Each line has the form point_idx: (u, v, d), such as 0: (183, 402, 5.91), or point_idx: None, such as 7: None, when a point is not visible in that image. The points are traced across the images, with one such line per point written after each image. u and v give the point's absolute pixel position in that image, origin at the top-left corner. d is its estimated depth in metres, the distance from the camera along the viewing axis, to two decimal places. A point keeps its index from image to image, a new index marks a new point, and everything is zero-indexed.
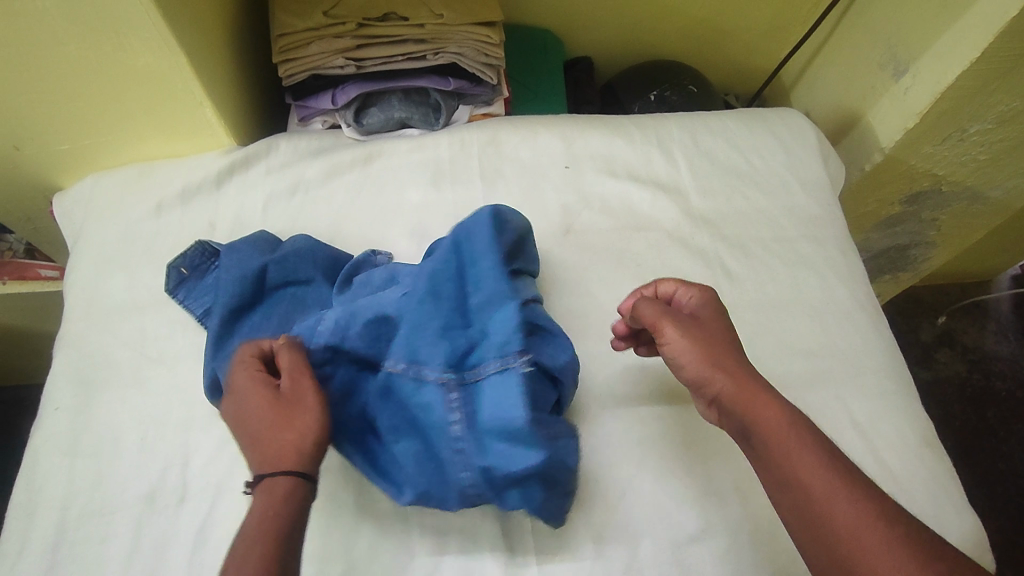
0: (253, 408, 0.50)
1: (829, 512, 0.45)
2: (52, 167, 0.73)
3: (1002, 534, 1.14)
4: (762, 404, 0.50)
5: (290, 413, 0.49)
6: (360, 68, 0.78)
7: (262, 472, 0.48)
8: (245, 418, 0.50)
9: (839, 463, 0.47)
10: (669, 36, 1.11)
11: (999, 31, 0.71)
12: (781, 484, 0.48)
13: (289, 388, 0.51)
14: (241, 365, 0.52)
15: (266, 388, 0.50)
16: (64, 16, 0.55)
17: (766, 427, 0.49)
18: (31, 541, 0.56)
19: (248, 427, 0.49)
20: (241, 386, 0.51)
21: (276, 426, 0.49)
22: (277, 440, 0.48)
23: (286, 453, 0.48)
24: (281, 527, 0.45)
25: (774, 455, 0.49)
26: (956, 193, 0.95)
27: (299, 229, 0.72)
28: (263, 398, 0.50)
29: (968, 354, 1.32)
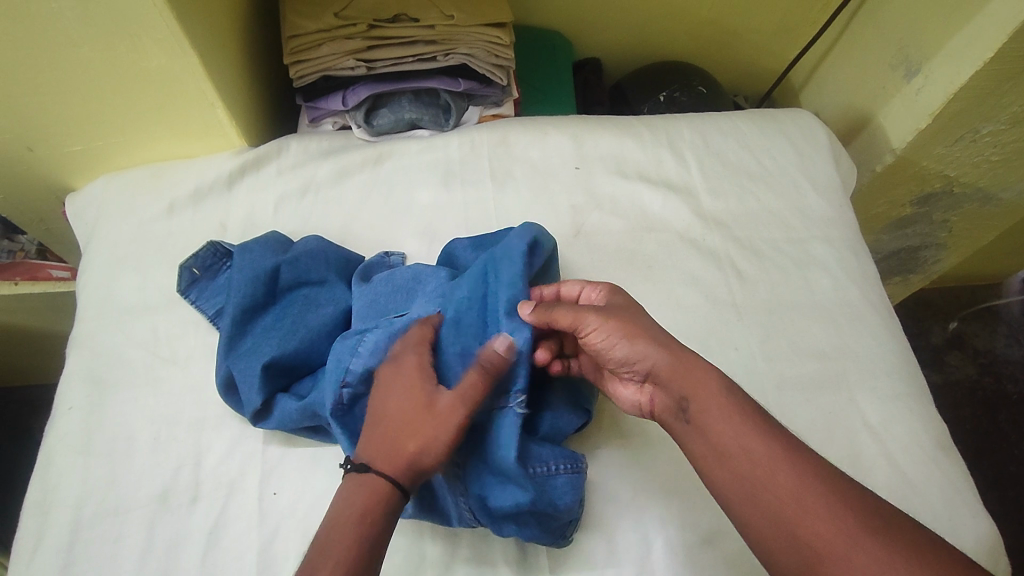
0: (406, 399, 0.51)
1: (770, 484, 0.45)
2: (65, 168, 0.73)
3: (1015, 538, 1.13)
4: (697, 375, 0.50)
5: (428, 428, 0.50)
6: (371, 69, 0.78)
7: (371, 459, 0.50)
8: (389, 398, 0.52)
9: (773, 431, 0.47)
10: (679, 37, 1.11)
11: (1014, 31, 0.70)
12: (718, 460, 0.47)
13: (441, 401, 0.51)
14: (410, 348, 0.54)
15: (425, 389, 0.52)
16: (79, 18, 0.56)
17: (702, 400, 0.49)
18: (45, 540, 0.56)
19: (386, 410, 0.52)
20: (407, 370, 0.53)
21: (412, 429, 0.50)
22: (402, 443, 0.50)
23: (400, 459, 0.49)
24: (366, 530, 0.47)
25: (709, 431, 0.48)
26: (967, 194, 0.94)
27: (310, 229, 0.72)
28: (415, 396, 0.51)
29: (979, 357, 1.31)
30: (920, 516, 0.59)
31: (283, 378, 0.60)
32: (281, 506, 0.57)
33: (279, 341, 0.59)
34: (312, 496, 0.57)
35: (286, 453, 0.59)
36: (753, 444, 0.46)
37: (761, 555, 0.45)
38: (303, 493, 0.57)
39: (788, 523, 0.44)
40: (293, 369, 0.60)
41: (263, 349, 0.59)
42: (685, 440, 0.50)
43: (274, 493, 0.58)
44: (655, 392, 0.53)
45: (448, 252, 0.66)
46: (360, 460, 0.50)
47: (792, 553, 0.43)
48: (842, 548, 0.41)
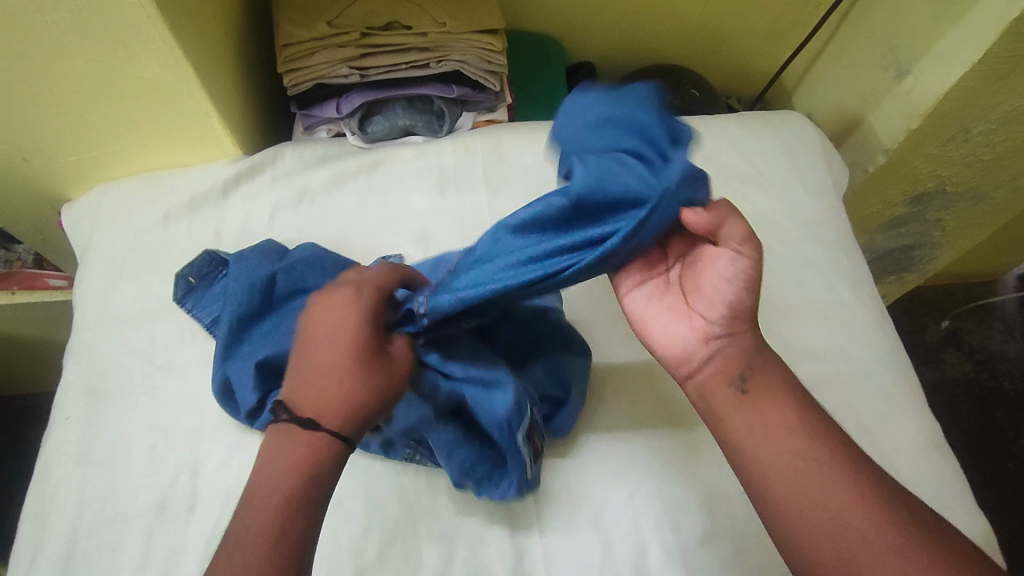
0: (354, 349, 0.48)
1: (815, 469, 0.45)
2: (60, 179, 0.73)
3: (1012, 535, 1.14)
4: (768, 360, 0.50)
5: (386, 385, 0.48)
6: (364, 77, 0.79)
7: (321, 413, 0.47)
8: (335, 347, 0.48)
9: (820, 423, 0.48)
10: (671, 40, 1.12)
11: (1003, 31, 0.71)
12: (766, 440, 0.47)
13: (399, 359, 0.50)
14: (370, 296, 0.51)
15: (374, 340, 0.49)
16: (73, 30, 0.56)
17: (764, 376, 0.49)
18: (44, 548, 0.56)
19: (331, 361, 0.48)
20: (350, 318, 0.49)
21: (367, 383, 0.48)
22: (355, 396, 0.47)
23: (354, 414, 0.47)
24: (308, 490, 0.45)
25: (762, 408, 0.48)
26: (959, 193, 0.95)
27: (305, 237, 0.72)
28: (368, 346, 0.48)
29: (974, 355, 1.32)
30: None
31: (278, 381, 0.59)
32: None
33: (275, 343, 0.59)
34: None
35: None
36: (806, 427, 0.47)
37: (790, 536, 0.45)
38: None
39: (830, 510, 0.44)
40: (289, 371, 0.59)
41: (258, 352, 0.59)
42: (731, 413, 0.49)
43: None
44: (714, 353, 0.50)
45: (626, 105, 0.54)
46: (307, 416, 0.47)
47: (829, 538, 0.43)
48: (876, 541, 0.42)
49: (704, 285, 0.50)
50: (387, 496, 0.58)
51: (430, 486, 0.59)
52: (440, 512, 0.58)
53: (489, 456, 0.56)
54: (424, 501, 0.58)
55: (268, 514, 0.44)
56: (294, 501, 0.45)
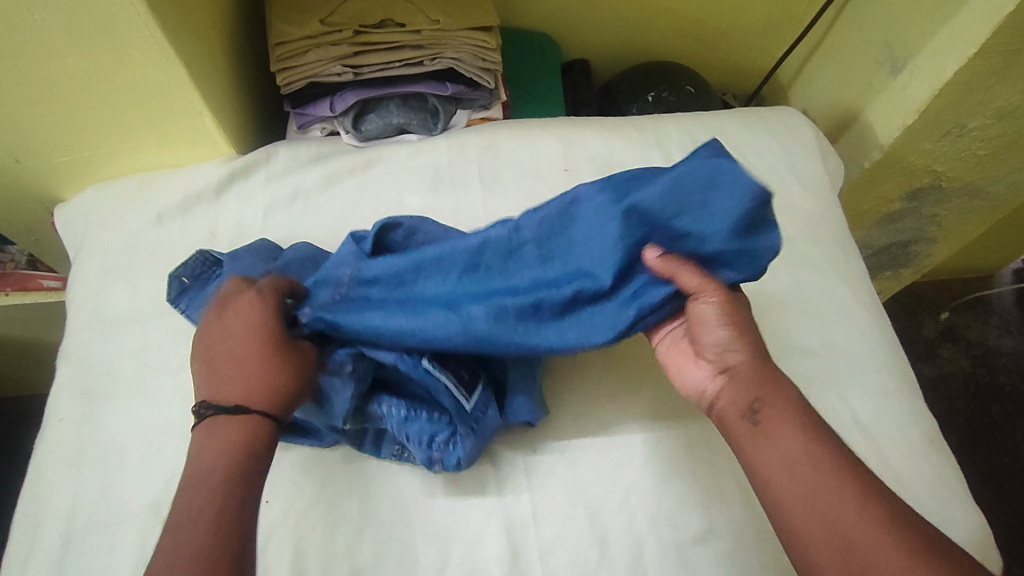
0: (263, 340, 0.51)
1: (830, 493, 0.45)
2: (52, 179, 0.73)
3: (1008, 530, 1.14)
4: (781, 387, 0.50)
5: (300, 368, 0.51)
6: (358, 74, 0.79)
7: (244, 401, 0.49)
8: (243, 342, 0.51)
9: (837, 448, 0.47)
10: (666, 36, 1.11)
11: (998, 26, 0.70)
12: (781, 466, 0.47)
13: (305, 344, 0.54)
14: (269, 294, 0.54)
15: (278, 331, 0.52)
16: (63, 30, 0.56)
17: (776, 404, 0.49)
18: (38, 551, 0.56)
19: (243, 354, 0.50)
20: (256, 313, 0.52)
21: (282, 368, 0.50)
22: (273, 380, 0.50)
23: (277, 396, 0.50)
24: (248, 477, 0.47)
25: (777, 432, 0.48)
26: (955, 188, 0.95)
27: (299, 236, 0.72)
28: (276, 337, 0.52)
29: (971, 350, 1.32)
30: None
31: None
32: (272, 514, 0.57)
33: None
34: (302, 503, 0.57)
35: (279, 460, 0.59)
36: (820, 454, 0.46)
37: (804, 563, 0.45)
38: (295, 500, 0.57)
39: (843, 534, 0.43)
40: None
41: None
42: (747, 443, 0.49)
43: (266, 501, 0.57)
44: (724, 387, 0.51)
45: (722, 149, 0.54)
46: (232, 405, 0.49)
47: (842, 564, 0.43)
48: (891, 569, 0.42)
49: (700, 333, 0.52)
50: (382, 495, 0.58)
51: (425, 486, 0.58)
52: (435, 512, 0.57)
53: (442, 421, 0.56)
54: (420, 501, 0.58)
55: (210, 505, 0.45)
56: (234, 490, 0.46)
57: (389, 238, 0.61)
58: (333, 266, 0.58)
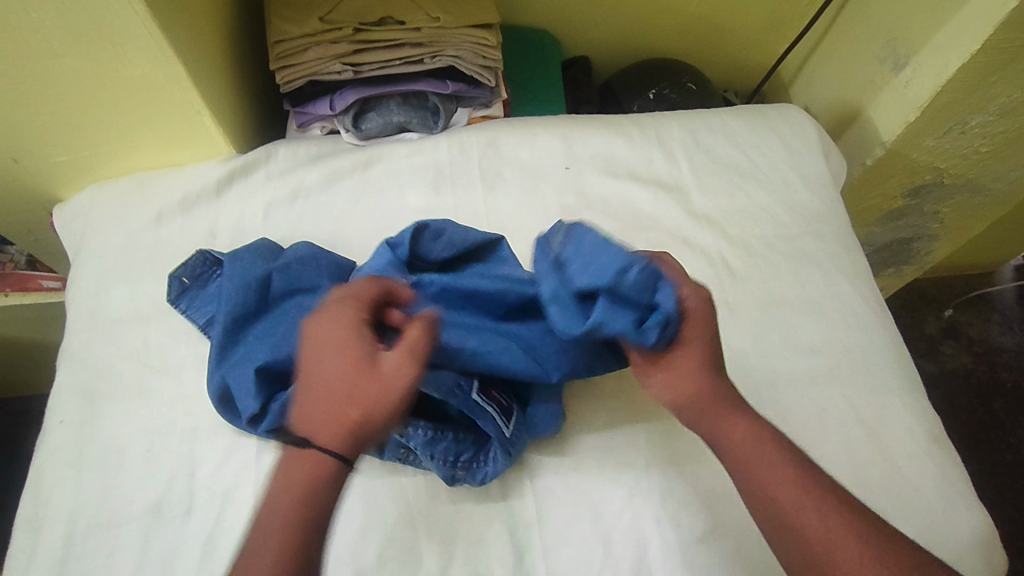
0: (337, 364, 0.48)
1: (803, 509, 0.47)
2: (51, 179, 0.73)
3: (1011, 526, 1.14)
4: (729, 421, 0.51)
5: (371, 397, 0.47)
6: (358, 72, 0.78)
7: (310, 433, 0.47)
8: (319, 365, 0.48)
9: (800, 461, 0.49)
10: (667, 34, 1.11)
11: (1001, 22, 0.70)
12: (751, 489, 0.49)
13: (389, 364, 0.47)
14: (351, 305, 0.50)
15: (355, 350, 0.48)
16: (60, 29, 0.55)
17: (732, 440, 0.50)
18: (39, 554, 0.56)
19: (317, 377, 0.48)
20: (336, 332, 0.49)
21: (350, 397, 0.47)
22: (340, 411, 0.47)
23: (345, 431, 0.47)
24: (305, 520, 0.46)
25: (742, 455, 0.50)
26: (957, 185, 0.95)
27: (300, 236, 0.71)
28: (353, 359, 0.48)
29: (973, 346, 1.32)
30: (914, 512, 0.60)
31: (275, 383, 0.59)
32: None
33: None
34: None
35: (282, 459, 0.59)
36: (782, 487, 0.48)
37: None
38: None
39: (819, 547, 0.46)
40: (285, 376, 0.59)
41: (256, 354, 0.58)
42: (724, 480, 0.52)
43: None
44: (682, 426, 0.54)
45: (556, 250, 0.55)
46: (300, 437, 0.48)
47: None
48: None
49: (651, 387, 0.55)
50: (385, 496, 0.58)
51: (430, 488, 0.58)
52: (439, 513, 0.57)
53: (467, 441, 0.57)
54: (424, 502, 0.57)
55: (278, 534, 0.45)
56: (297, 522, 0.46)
57: (421, 243, 0.62)
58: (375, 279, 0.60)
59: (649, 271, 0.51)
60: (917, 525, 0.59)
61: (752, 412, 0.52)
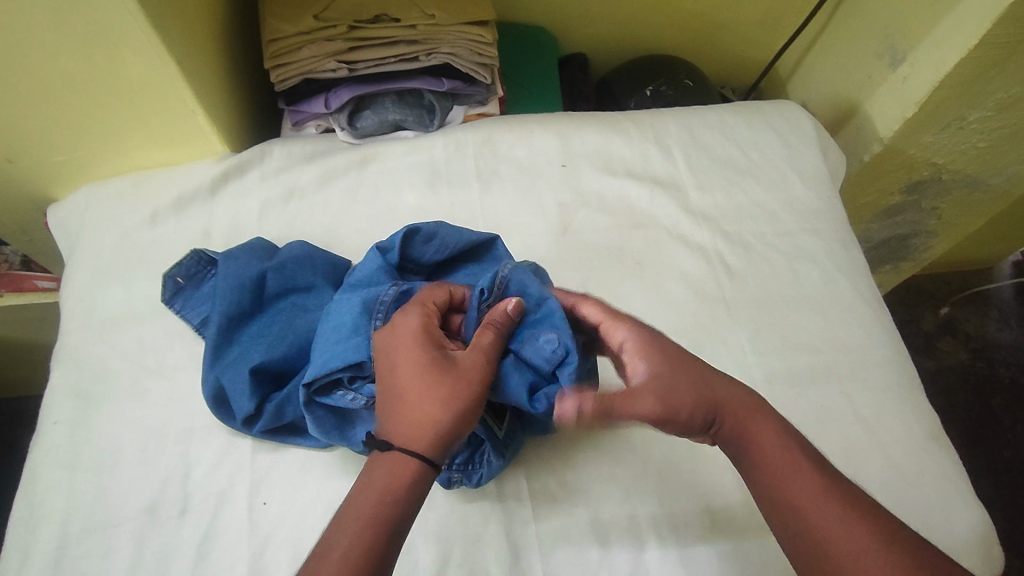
0: (416, 363, 0.50)
1: (829, 518, 0.46)
2: (45, 179, 0.72)
3: (1008, 522, 1.14)
4: (755, 425, 0.51)
5: (453, 392, 0.49)
6: (353, 70, 0.78)
7: (392, 434, 0.48)
8: (396, 366, 0.50)
9: (824, 468, 0.49)
10: (664, 30, 1.10)
11: (999, 17, 0.70)
12: (777, 497, 0.48)
13: (465, 362, 0.50)
14: (416, 308, 0.53)
15: (432, 349, 0.50)
16: (53, 29, 0.55)
17: (757, 444, 0.50)
18: (33, 556, 0.55)
19: (395, 379, 0.50)
20: (409, 332, 0.51)
21: (431, 393, 0.48)
22: (422, 408, 0.48)
23: (424, 430, 0.48)
24: (389, 509, 0.46)
25: (769, 465, 0.49)
26: (955, 181, 0.95)
27: (295, 235, 0.71)
28: (428, 357, 0.50)
29: (970, 343, 1.32)
30: (912, 509, 0.59)
31: (270, 384, 0.59)
32: (271, 515, 0.57)
33: (343, 354, 0.53)
34: (301, 504, 0.57)
35: (277, 459, 0.59)
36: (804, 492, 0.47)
37: None
38: (295, 501, 0.57)
39: (842, 556, 0.45)
40: (280, 376, 0.60)
41: (252, 355, 0.59)
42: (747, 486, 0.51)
43: (265, 503, 0.57)
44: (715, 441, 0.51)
45: (499, 279, 0.56)
46: (380, 438, 0.48)
47: None
48: None
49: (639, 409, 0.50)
50: None
51: None
52: (434, 514, 0.57)
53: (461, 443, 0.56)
54: None
55: (359, 525, 0.45)
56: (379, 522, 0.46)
57: (413, 246, 0.62)
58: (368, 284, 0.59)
59: (563, 347, 0.52)
60: (914, 522, 0.59)
61: (780, 418, 0.52)
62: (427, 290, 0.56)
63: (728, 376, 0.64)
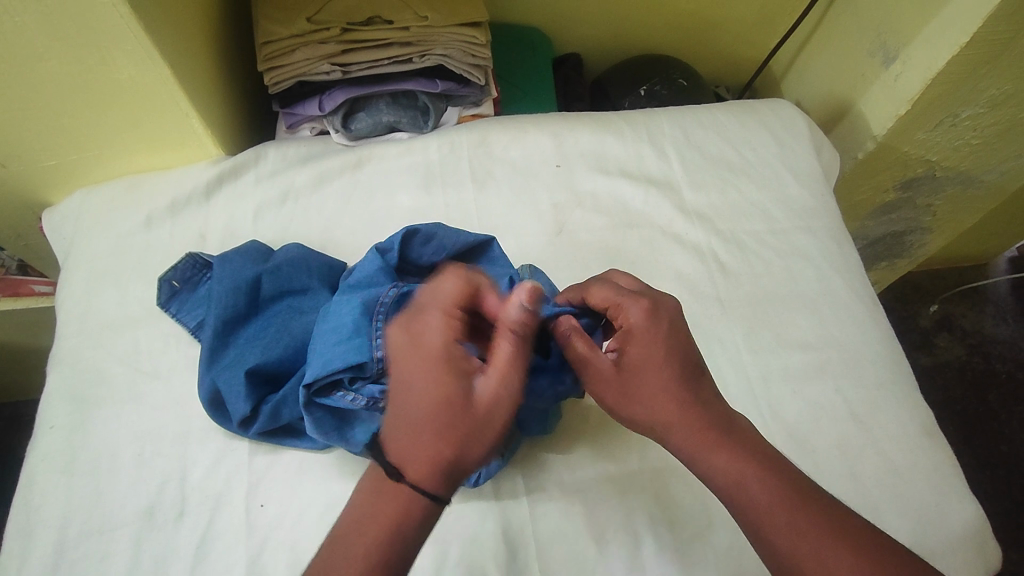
0: (435, 387, 0.48)
1: (805, 554, 0.45)
2: (40, 184, 0.72)
3: (1005, 516, 1.14)
4: (719, 455, 0.49)
5: (472, 426, 0.47)
6: (346, 73, 0.78)
7: (402, 462, 0.47)
8: (410, 388, 0.48)
9: (796, 490, 0.47)
10: (657, 30, 1.11)
11: (989, 14, 0.70)
12: (751, 528, 0.47)
13: (485, 395, 0.48)
14: (439, 317, 0.50)
15: (454, 378, 0.48)
16: (45, 33, 0.55)
17: (724, 471, 0.49)
18: (30, 560, 0.55)
19: (411, 402, 0.48)
20: (429, 350, 0.49)
21: (449, 425, 0.47)
22: (436, 438, 0.47)
23: (437, 465, 0.46)
24: (393, 545, 0.45)
25: (736, 498, 0.48)
26: (949, 177, 0.95)
27: (290, 238, 0.71)
28: (449, 387, 0.48)
29: (967, 338, 1.32)
30: (906, 505, 0.60)
31: (267, 386, 0.59)
32: (268, 517, 0.57)
33: (344, 354, 0.53)
34: (299, 507, 0.57)
35: (274, 461, 0.59)
36: (780, 520, 0.46)
37: None
38: (291, 503, 0.57)
39: None
40: (276, 378, 0.60)
41: (248, 357, 0.59)
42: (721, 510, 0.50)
43: (262, 505, 0.57)
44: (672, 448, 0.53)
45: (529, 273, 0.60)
46: (390, 465, 0.47)
47: None
48: None
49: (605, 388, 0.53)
50: None
51: None
52: None
53: None
54: None
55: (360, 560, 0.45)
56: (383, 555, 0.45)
57: (410, 247, 0.62)
58: (366, 285, 0.59)
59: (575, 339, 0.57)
60: (909, 519, 0.59)
61: (744, 443, 0.50)
62: (451, 284, 0.52)
63: (723, 374, 0.65)
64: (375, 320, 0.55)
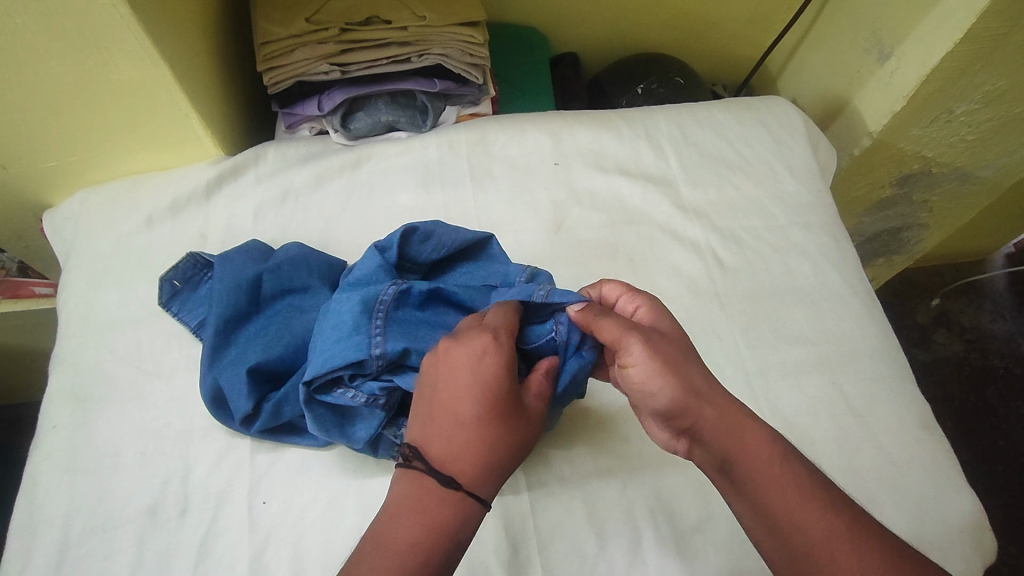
0: (493, 401, 0.49)
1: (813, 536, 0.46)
2: (40, 185, 0.72)
3: (1004, 511, 1.15)
4: (747, 439, 0.49)
5: (523, 438, 0.50)
6: (345, 73, 0.78)
7: (454, 469, 0.47)
8: (470, 396, 0.49)
9: (807, 475, 0.48)
10: (654, 28, 1.11)
11: (983, 10, 0.71)
12: (763, 511, 0.47)
13: (531, 409, 0.51)
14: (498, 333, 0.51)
15: (512, 392, 0.50)
16: (45, 35, 0.55)
17: (749, 460, 0.48)
18: (34, 559, 0.56)
19: (464, 413, 0.48)
20: (495, 364, 0.49)
21: (504, 438, 0.49)
22: (490, 449, 0.48)
23: (489, 472, 0.48)
24: (442, 548, 0.45)
25: (757, 482, 0.48)
26: (945, 174, 0.96)
27: (290, 237, 0.71)
28: (511, 398, 0.50)
29: (964, 335, 1.33)
30: (904, 498, 0.60)
31: (268, 384, 0.60)
32: (270, 515, 0.57)
33: (343, 353, 0.54)
34: (301, 504, 0.57)
35: (276, 459, 0.59)
36: (797, 506, 0.47)
37: None
38: (293, 501, 0.58)
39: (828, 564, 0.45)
40: (277, 376, 0.60)
41: (249, 355, 0.59)
42: (728, 494, 0.50)
43: (264, 502, 0.58)
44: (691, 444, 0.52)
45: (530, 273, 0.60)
46: (439, 471, 0.47)
47: None
48: None
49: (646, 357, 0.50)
50: (380, 493, 0.58)
51: None
52: None
53: None
54: None
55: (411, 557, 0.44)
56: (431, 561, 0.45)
57: (410, 245, 0.62)
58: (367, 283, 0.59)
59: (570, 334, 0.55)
60: (908, 512, 0.60)
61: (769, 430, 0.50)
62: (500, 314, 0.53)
63: (722, 370, 0.65)
64: (375, 318, 0.56)
